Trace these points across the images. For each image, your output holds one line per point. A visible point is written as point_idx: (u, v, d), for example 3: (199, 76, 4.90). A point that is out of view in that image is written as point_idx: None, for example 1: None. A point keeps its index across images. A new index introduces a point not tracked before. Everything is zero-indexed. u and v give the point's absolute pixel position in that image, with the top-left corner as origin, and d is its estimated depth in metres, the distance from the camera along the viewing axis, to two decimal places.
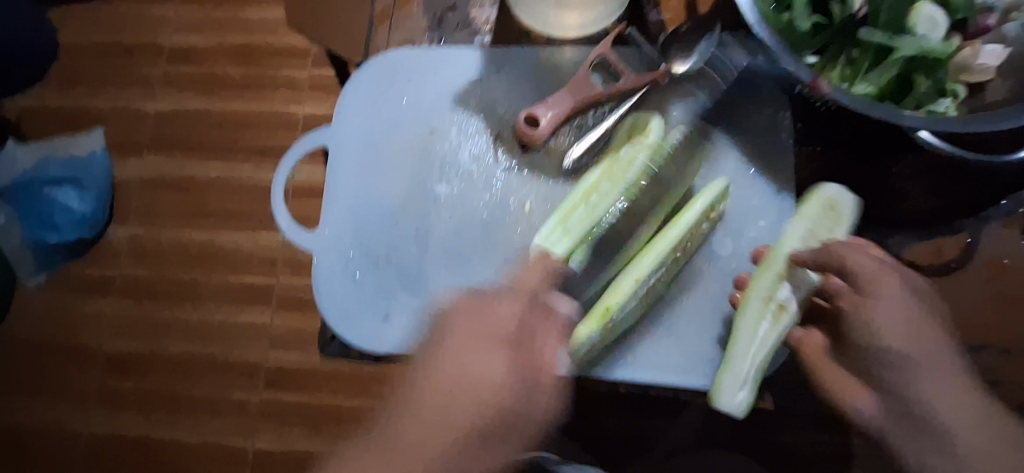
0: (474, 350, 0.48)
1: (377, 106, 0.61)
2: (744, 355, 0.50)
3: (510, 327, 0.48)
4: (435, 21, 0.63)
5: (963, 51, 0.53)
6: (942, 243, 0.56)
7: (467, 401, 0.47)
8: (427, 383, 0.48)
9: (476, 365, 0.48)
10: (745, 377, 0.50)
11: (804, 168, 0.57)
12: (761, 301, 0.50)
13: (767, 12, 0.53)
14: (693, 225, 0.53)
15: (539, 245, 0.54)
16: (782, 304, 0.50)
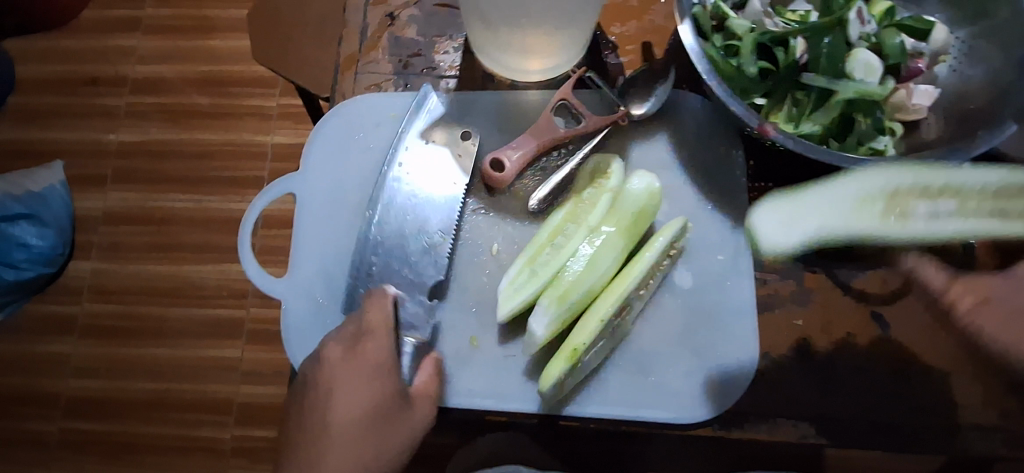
0: (352, 406, 0.52)
1: (344, 151, 0.61)
2: (820, 208, 0.50)
3: (380, 362, 0.52)
4: (400, 66, 0.64)
5: (898, 93, 0.56)
6: (885, 273, 0.56)
7: (349, 450, 0.51)
8: (316, 446, 0.51)
9: (356, 420, 0.51)
10: (799, 230, 0.50)
11: (757, 204, 0.58)
12: (889, 191, 0.49)
13: (717, 58, 0.55)
14: (653, 261, 0.54)
15: (506, 288, 0.55)
16: (910, 212, 0.50)
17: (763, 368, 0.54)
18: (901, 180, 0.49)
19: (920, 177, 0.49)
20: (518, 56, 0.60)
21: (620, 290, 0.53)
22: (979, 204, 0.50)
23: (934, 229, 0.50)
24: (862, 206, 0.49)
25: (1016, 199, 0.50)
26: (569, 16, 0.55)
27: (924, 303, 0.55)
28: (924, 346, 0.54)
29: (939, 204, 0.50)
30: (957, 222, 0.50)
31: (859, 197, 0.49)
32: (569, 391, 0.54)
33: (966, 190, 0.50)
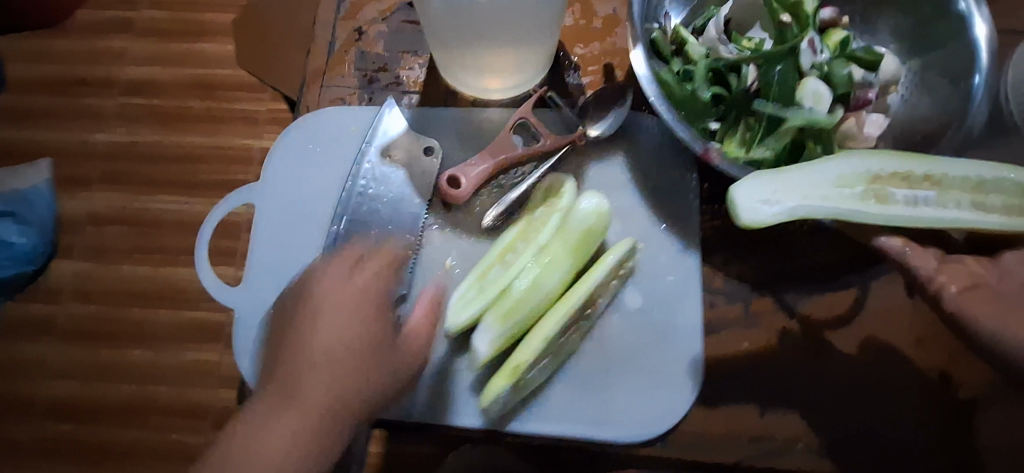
0: (336, 337, 0.50)
1: (303, 163, 0.62)
2: (805, 180, 0.51)
3: (375, 298, 0.52)
4: (366, 80, 0.65)
5: (848, 121, 0.57)
6: (830, 298, 0.58)
7: (325, 381, 0.49)
8: (296, 371, 0.49)
9: (338, 335, 0.50)
10: (781, 202, 0.50)
11: (710, 228, 0.59)
12: (865, 176, 0.51)
13: (670, 82, 0.57)
14: (600, 281, 0.55)
15: (456, 304, 0.55)
16: (891, 196, 0.51)
17: (707, 387, 0.56)
18: (873, 168, 0.51)
19: (900, 163, 0.51)
20: (478, 78, 0.61)
21: (566, 308, 0.54)
22: (955, 195, 0.51)
23: (917, 213, 0.50)
24: (840, 186, 0.51)
25: (989, 193, 0.51)
26: (521, 40, 0.57)
27: (866, 328, 0.57)
28: (867, 372, 0.56)
29: (919, 193, 0.52)
30: (940, 211, 0.51)
31: (839, 179, 0.51)
32: (512, 407, 0.55)
33: (943, 180, 0.52)
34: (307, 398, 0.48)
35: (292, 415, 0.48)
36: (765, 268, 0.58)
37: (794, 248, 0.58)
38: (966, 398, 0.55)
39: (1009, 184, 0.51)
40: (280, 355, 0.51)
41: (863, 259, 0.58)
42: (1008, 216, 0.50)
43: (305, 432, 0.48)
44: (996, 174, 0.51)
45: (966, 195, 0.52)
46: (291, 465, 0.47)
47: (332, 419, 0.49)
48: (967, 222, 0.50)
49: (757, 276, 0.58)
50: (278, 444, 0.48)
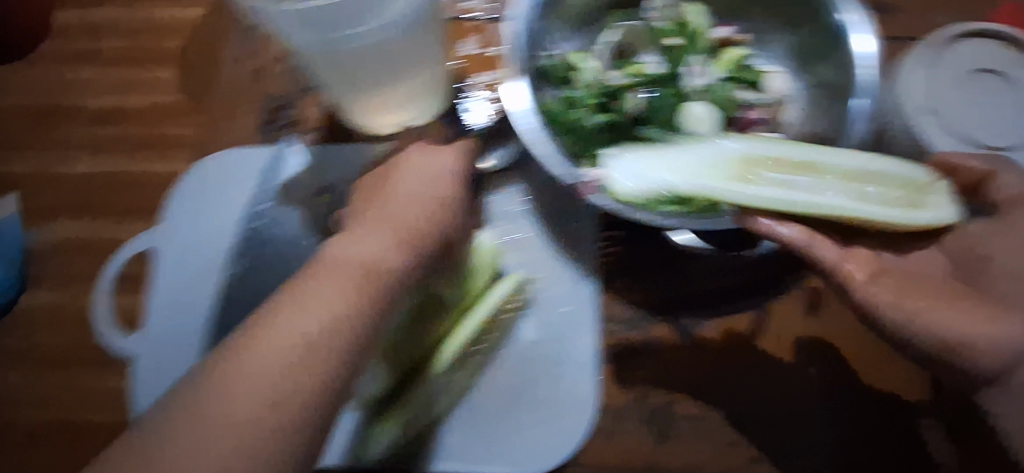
0: (315, 308, 0.44)
1: (199, 207, 0.63)
2: (674, 158, 0.50)
3: (367, 266, 0.46)
4: (264, 120, 0.65)
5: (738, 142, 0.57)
6: (729, 322, 0.56)
7: (304, 319, 0.43)
8: (283, 313, 0.43)
9: (337, 279, 0.45)
10: (652, 177, 0.49)
11: (609, 254, 0.58)
12: (737, 159, 0.50)
13: (554, 112, 0.56)
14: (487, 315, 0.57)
15: None
16: (764, 179, 0.49)
17: (603, 418, 0.55)
18: (744, 152, 0.50)
19: (769, 149, 0.50)
20: (370, 112, 0.58)
21: (453, 346, 0.55)
22: (832, 181, 0.49)
23: (791, 194, 0.47)
24: (708, 162, 0.50)
25: (870, 184, 0.49)
26: (414, 68, 0.54)
27: (766, 351, 0.56)
28: (764, 396, 0.55)
29: (797, 178, 0.49)
30: (817, 194, 0.48)
31: (705, 156, 0.50)
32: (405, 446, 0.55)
33: (818, 166, 0.50)
34: (283, 334, 0.42)
35: (262, 364, 0.41)
36: (662, 293, 0.57)
37: (691, 271, 0.57)
38: (869, 414, 0.54)
39: (889, 176, 0.49)
40: (277, 306, 0.44)
41: (764, 281, 0.57)
42: (888, 207, 0.47)
43: (276, 373, 0.41)
44: (876, 164, 0.49)
45: (846, 181, 0.49)
46: (256, 418, 0.39)
47: (310, 363, 0.42)
48: (845, 208, 0.47)
49: (654, 303, 0.57)
50: (243, 388, 0.40)
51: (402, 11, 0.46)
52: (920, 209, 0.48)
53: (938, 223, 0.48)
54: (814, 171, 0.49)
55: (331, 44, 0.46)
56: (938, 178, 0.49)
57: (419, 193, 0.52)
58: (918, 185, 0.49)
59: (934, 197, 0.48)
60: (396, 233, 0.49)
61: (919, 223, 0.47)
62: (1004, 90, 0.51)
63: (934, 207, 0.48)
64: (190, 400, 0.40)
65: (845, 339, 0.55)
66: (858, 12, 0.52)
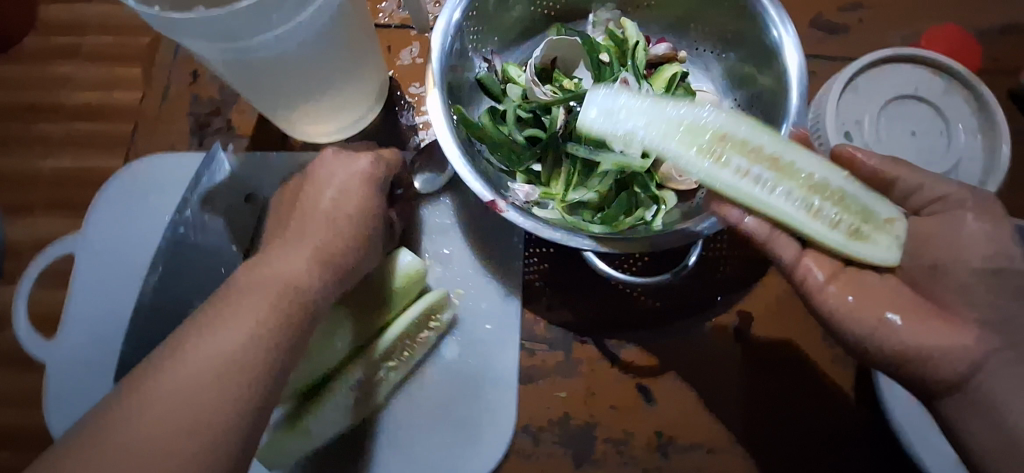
0: (259, 285, 0.43)
1: (128, 212, 0.63)
2: (647, 110, 0.48)
3: (317, 246, 0.46)
4: (197, 125, 0.66)
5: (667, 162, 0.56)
6: (655, 344, 0.56)
7: (232, 337, 0.40)
8: (203, 332, 0.40)
9: (263, 292, 0.43)
10: (620, 121, 0.49)
11: (537, 271, 0.58)
12: (713, 130, 0.45)
13: (485, 124, 0.56)
14: (404, 329, 0.53)
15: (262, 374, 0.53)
16: (723, 158, 0.45)
17: (519, 439, 0.55)
18: (724, 124, 0.45)
19: (753, 130, 0.45)
20: (297, 122, 0.58)
21: (360, 368, 0.52)
22: (790, 187, 0.43)
23: (737, 181, 0.44)
24: (679, 125, 0.46)
25: (829, 200, 0.43)
26: (334, 79, 0.54)
27: (688, 375, 0.56)
28: (683, 421, 0.55)
29: (758, 167, 0.44)
30: (766, 191, 0.43)
31: (680, 121, 0.46)
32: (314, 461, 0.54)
33: (787, 166, 0.44)
34: (206, 354, 0.39)
35: (183, 385, 0.38)
36: (589, 313, 0.57)
37: (619, 292, 0.57)
38: (786, 440, 0.54)
39: (852, 201, 0.43)
40: (192, 327, 0.41)
41: (692, 304, 0.57)
42: (832, 229, 0.42)
43: (199, 395, 0.38)
44: (845, 186, 0.43)
45: (811, 186, 0.43)
46: (173, 443, 0.37)
47: (239, 377, 0.39)
48: (778, 211, 0.43)
49: (580, 322, 0.57)
50: (158, 415, 0.37)
51: (305, 22, 0.46)
52: (866, 246, 0.42)
53: (867, 261, 0.42)
54: (783, 167, 0.44)
55: (234, 53, 0.46)
56: (898, 221, 0.43)
57: (335, 211, 0.48)
58: (875, 220, 0.43)
59: (888, 241, 0.43)
60: (322, 238, 0.46)
61: (852, 255, 0.42)
62: (922, 119, 0.54)
63: (880, 246, 0.43)
64: (95, 427, 0.37)
65: (764, 365, 0.56)
66: (788, 32, 0.53)
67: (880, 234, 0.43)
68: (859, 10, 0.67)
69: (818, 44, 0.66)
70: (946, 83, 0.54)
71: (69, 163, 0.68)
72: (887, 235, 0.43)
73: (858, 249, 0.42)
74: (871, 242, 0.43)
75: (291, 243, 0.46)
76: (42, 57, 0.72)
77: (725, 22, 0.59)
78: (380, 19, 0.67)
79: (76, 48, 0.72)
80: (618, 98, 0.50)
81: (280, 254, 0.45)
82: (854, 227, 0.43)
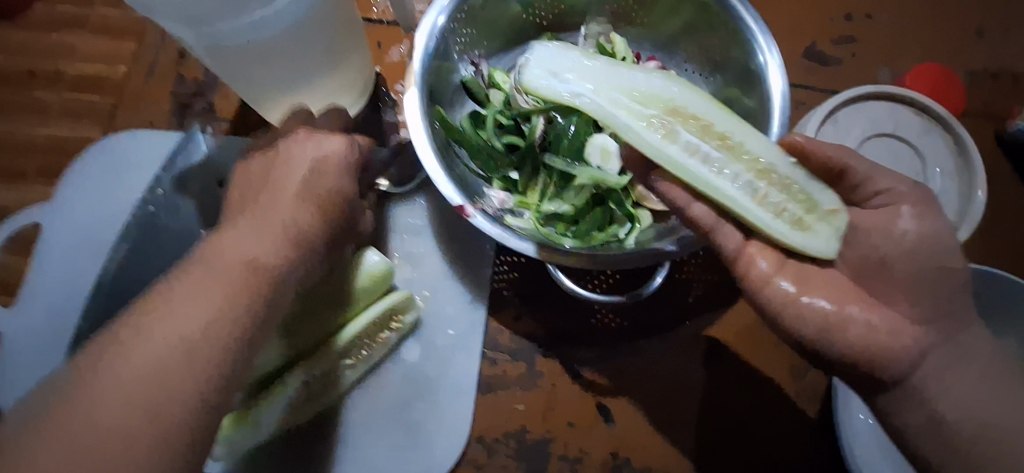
0: (224, 266, 0.40)
1: (101, 186, 0.63)
2: (601, 75, 0.49)
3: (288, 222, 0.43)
4: (179, 106, 0.66)
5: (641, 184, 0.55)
6: (619, 364, 0.55)
7: (202, 313, 0.38)
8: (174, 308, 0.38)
9: (227, 273, 0.40)
10: (569, 82, 0.49)
11: (506, 280, 0.57)
12: (666, 105, 0.46)
13: (466, 129, 0.56)
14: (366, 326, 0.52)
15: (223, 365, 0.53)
16: (673, 132, 0.45)
17: (473, 449, 0.54)
18: (677, 100, 0.46)
19: (705, 108, 0.46)
20: (277, 110, 0.58)
21: (315, 365, 0.51)
22: (735, 169, 0.44)
23: (683, 153, 0.44)
24: (633, 92, 0.47)
25: (773, 185, 0.43)
26: (315, 69, 0.53)
27: (650, 398, 0.55)
28: (640, 444, 0.54)
29: (705, 143, 0.45)
30: (710, 167, 0.44)
31: (637, 90, 0.47)
32: (262, 453, 0.53)
33: (735, 147, 0.44)
34: (178, 330, 0.37)
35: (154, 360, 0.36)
36: (555, 327, 0.56)
37: (587, 307, 0.56)
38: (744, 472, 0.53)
39: (796, 189, 0.43)
40: (162, 297, 0.39)
41: (659, 325, 0.56)
42: (774, 215, 0.42)
43: (169, 376, 0.36)
44: (789, 172, 0.43)
45: (756, 167, 0.44)
46: (138, 422, 0.35)
47: (207, 354, 0.38)
48: (723, 192, 0.43)
49: (545, 334, 0.56)
50: (126, 394, 0.35)
51: (283, 8, 0.45)
52: (805, 234, 0.42)
53: (805, 252, 0.42)
54: (732, 147, 0.44)
55: (210, 36, 0.45)
56: (840, 211, 0.42)
57: (310, 188, 0.44)
58: (818, 210, 0.42)
59: (831, 231, 0.42)
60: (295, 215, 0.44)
61: (790, 243, 0.42)
62: (901, 156, 0.54)
63: (819, 236, 0.42)
64: (53, 404, 0.35)
65: (725, 394, 0.55)
66: (773, 60, 0.52)
67: (824, 225, 0.42)
68: (852, 44, 0.67)
69: (808, 74, 0.66)
70: (925, 123, 0.54)
71: (60, 131, 0.68)
72: (830, 227, 0.42)
73: (795, 237, 0.42)
74: (811, 231, 0.42)
75: (250, 217, 0.43)
76: (33, 24, 0.71)
77: (714, 46, 0.59)
78: (371, 14, 0.66)
79: (67, 18, 0.71)
80: (571, 59, 0.50)
81: (245, 228, 0.42)
82: (795, 216, 0.42)
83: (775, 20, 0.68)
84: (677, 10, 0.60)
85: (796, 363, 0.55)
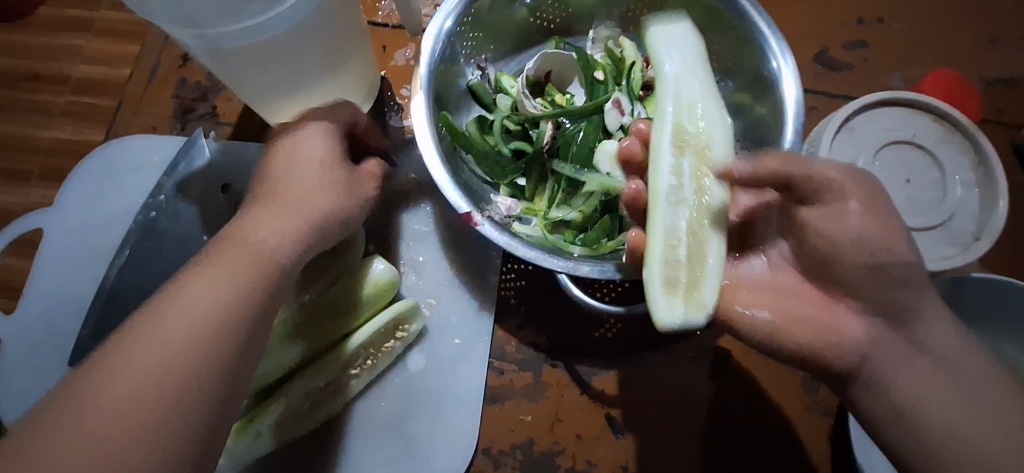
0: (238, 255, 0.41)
1: (102, 191, 0.62)
2: (680, 76, 0.46)
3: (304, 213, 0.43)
4: (181, 109, 0.65)
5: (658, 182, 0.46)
6: (626, 375, 0.54)
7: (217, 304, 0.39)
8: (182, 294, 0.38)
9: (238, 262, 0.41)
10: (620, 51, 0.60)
11: (512, 287, 0.57)
12: (698, 135, 0.44)
13: (474, 135, 0.56)
14: (372, 335, 0.51)
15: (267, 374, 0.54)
16: (683, 154, 0.44)
17: (478, 461, 0.53)
18: (714, 141, 0.44)
19: (722, 163, 0.44)
20: (280, 113, 0.57)
21: (318, 375, 0.50)
22: (684, 213, 0.43)
23: (669, 168, 0.43)
24: (694, 106, 0.45)
25: (687, 249, 0.42)
26: (318, 72, 0.53)
27: (659, 409, 0.54)
28: (648, 458, 0.53)
29: (691, 179, 0.43)
30: (675, 194, 0.43)
31: (696, 108, 0.45)
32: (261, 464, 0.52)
33: (706, 204, 0.43)
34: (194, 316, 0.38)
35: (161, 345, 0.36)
36: (560, 337, 0.55)
37: (594, 317, 0.56)
38: None
39: (699, 267, 0.42)
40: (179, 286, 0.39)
41: (668, 335, 0.55)
42: (661, 263, 0.41)
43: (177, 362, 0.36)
44: (711, 254, 0.42)
45: (699, 224, 0.42)
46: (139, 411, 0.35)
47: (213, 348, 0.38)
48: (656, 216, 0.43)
49: (550, 345, 0.55)
50: (134, 378, 0.35)
51: (286, 12, 0.45)
52: (662, 295, 0.41)
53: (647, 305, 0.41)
54: (710, 201, 0.43)
55: (211, 40, 0.45)
56: (704, 315, 0.41)
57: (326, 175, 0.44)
58: (694, 293, 0.41)
59: (679, 310, 0.41)
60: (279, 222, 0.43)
61: (647, 286, 0.41)
62: (918, 167, 0.53)
63: (670, 305, 0.40)
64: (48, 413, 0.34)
65: (735, 407, 0.54)
66: (787, 66, 0.51)
67: (685, 306, 0.41)
68: (864, 49, 0.66)
69: (820, 80, 0.65)
70: (945, 130, 0.53)
71: (63, 134, 0.67)
72: (686, 312, 0.41)
73: (651, 288, 0.41)
74: (669, 299, 0.41)
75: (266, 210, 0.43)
76: (36, 27, 0.70)
77: (724, 50, 0.58)
78: (377, 17, 0.65)
79: (70, 20, 0.71)
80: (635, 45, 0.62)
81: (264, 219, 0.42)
82: (674, 279, 0.41)
83: (785, 25, 0.67)
84: (685, 13, 0.59)
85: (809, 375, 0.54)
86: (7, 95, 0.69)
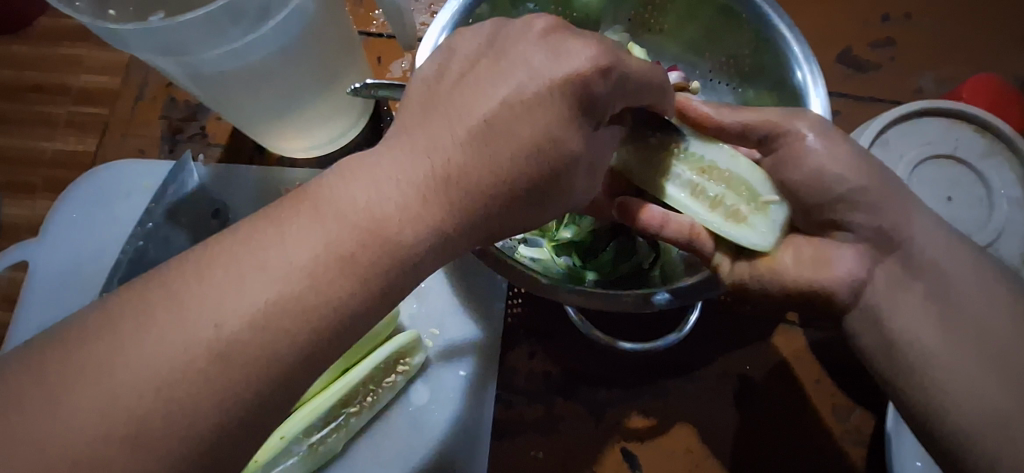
0: None
1: (91, 220, 0.60)
2: None
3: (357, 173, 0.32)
4: (169, 131, 0.62)
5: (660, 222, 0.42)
6: (646, 405, 0.51)
7: None
8: (140, 325, 0.25)
9: None
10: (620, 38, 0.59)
11: (519, 320, 0.54)
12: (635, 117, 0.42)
13: None
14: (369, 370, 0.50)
15: (392, 437, 0.51)
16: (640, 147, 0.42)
17: None
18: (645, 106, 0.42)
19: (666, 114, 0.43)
20: (275, 138, 0.55)
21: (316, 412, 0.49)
22: (683, 171, 0.42)
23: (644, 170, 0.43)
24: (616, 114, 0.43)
25: (717, 182, 0.43)
26: (310, 94, 0.50)
27: (680, 442, 0.50)
28: None
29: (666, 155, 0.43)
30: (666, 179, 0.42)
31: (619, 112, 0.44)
32: None
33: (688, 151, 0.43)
34: None
35: (110, 402, 0.24)
36: (572, 366, 0.52)
37: (609, 348, 0.52)
38: None
39: (735, 181, 0.42)
40: None
41: (688, 361, 0.52)
42: (711, 210, 0.42)
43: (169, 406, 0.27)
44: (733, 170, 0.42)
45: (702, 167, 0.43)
46: None
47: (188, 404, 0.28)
48: (671, 195, 0.42)
49: (562, 374, 0.52)
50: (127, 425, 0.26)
51: (270, 33, 0.42)
52: (740, 227, 0.41)
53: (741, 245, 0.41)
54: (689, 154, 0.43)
55: (193, 66, 0.42)
56: (775, 203, 0.41)
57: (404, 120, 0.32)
58: (756, 199, 0.42)
59: (767, 218, 0.41)
60: (484, 148, 0.30)
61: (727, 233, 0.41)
62: (959, 182, 0.49)
63: (757, 230, 0.41)
64: None
65: (764, 437, 0.50)
66: (812, 72, 0.47)
67: (758, 214, 0.41)
68: (889, 48, 0.62)
69: (844, 82, 0.60)
70: (988, 143, 0.49)
71: (61, 150, 0.63)
72: (769, 215, 0.41)
73: (730, 227, 0.41)
74: (749, 220, 0.41)
75: None
76: (36, 37, 0.67)
77: (741, 52, 0.54)
78: (371, 28, 0.63)
79: (72, 28, 0.67)
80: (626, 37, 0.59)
81: None
82: (733, 210, 0.42)
83: (804, 24, 0.62)
84: (695, 13, 0.55)
85: (839, 401, 0.51)
86: (14, 108, 0.65)
